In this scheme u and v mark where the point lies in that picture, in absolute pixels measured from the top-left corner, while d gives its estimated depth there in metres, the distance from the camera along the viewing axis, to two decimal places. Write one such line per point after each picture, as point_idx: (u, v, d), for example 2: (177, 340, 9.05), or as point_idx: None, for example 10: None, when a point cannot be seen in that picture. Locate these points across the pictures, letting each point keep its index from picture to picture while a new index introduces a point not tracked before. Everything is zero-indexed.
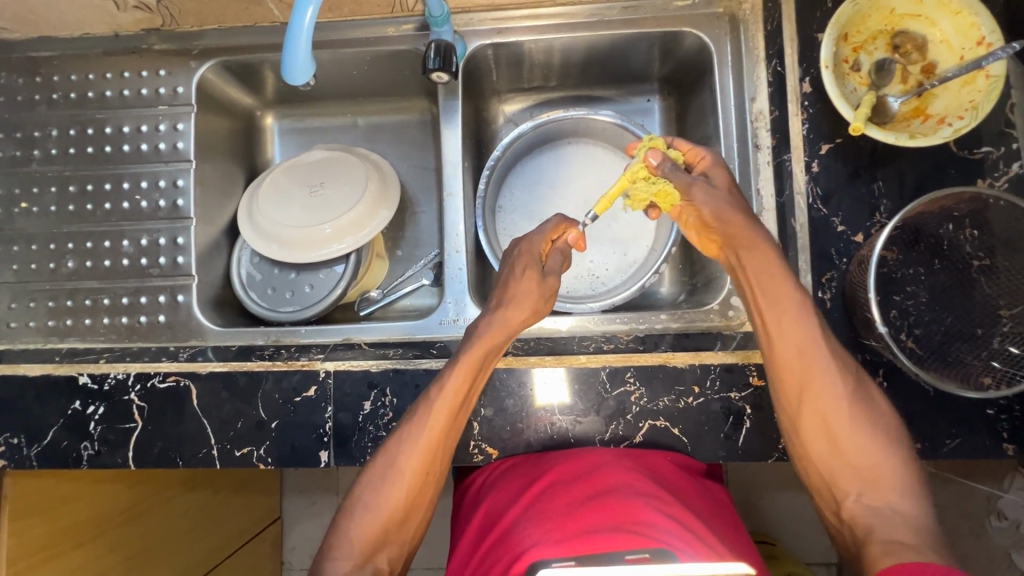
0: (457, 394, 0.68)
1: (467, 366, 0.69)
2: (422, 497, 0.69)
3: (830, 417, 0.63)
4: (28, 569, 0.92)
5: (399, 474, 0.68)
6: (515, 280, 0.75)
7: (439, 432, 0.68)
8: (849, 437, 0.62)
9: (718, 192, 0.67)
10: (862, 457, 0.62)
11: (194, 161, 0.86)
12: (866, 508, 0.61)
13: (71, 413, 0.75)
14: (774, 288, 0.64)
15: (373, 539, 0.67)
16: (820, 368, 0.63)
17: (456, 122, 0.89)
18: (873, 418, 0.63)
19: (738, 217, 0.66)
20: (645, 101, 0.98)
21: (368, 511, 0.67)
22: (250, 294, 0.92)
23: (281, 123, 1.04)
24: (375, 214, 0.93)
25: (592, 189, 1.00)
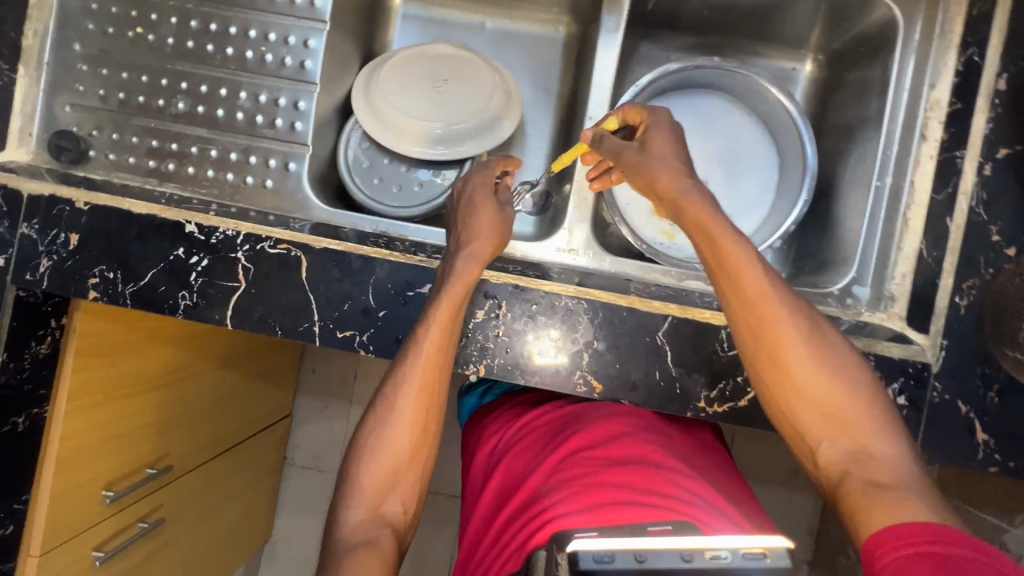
0: (439, 331, 0.67)
1: (449, 301, 0.67)
2: (425, 440, 0.70)
3: (785, 367, 0.58)
4: (86, 408, 0.90)
5: (395, 420, 0.68)
6: (479, 219, 0.73)
7: (424, 377, 0.68)
8: (812, 384, 0.58)
9: (659, 155, 0.67)
10: (836, 404, 0.57)
11: (329, 23, 0.80)
12: (845, 457, 0.56)
13: (172, 259, 0.72)
14: (721, 233, 0.61)
15: (381, 486, 0.67)
16: (775, 316, 0.59)
17: (614, 41, 0.82)
18: (836, 363, 0.59)
19: (667, 180, 0.64)
20: (792, 68, 0.96)
21: (373, 457, 0.67)
22: (353, 179, 0.88)
23: (408, 7, 0.98)
24: (497, 125, 0.89)
25: (718, 146, 0.97)
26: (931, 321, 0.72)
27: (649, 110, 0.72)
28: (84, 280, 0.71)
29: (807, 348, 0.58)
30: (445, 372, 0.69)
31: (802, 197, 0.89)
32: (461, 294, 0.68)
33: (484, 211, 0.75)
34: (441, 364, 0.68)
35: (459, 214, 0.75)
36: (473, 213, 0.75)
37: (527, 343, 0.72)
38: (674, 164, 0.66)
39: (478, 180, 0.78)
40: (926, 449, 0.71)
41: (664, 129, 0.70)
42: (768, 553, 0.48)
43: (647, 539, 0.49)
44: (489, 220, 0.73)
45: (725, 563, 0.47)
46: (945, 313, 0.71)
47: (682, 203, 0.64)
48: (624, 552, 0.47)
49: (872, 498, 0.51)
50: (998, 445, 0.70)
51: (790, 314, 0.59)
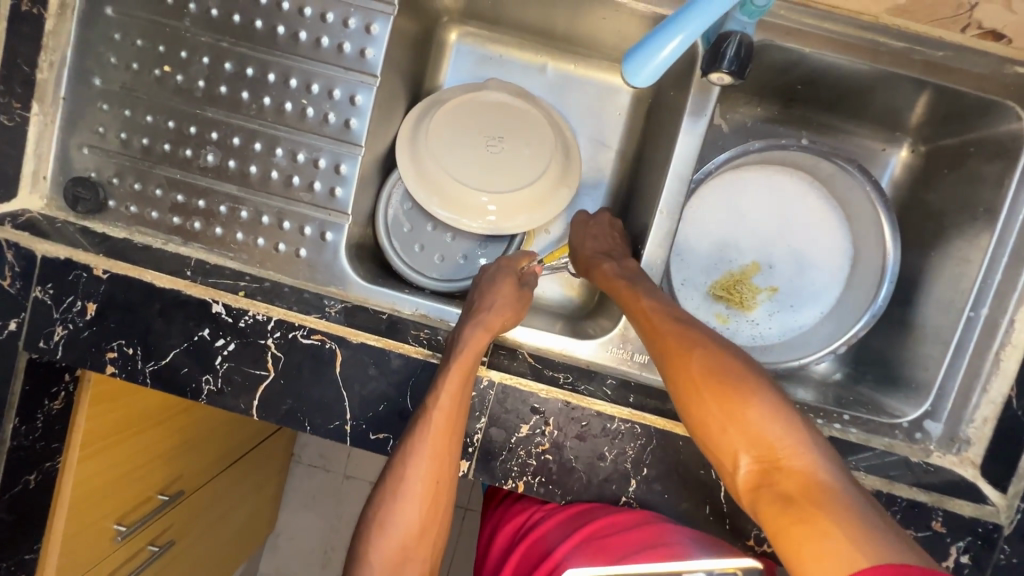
0: (451, 395, 0.62)
1: (459, 369, 0.63)
2: (437, 512, 0.64)
3: (690, 388, 0.56)
4: (100, 452, 0.85)
5: (403, 490, 0.62)
6: (494, 289, 0.70)
7: (435, 448, 0.62)
8: (719, 396, 0.53)
9: (594, 239, 0.78)
10: (743, 417, 0.52)
11: (380, 78, 0.71)
12: (765, 481, 0.49)
13: (197, 340, 0.66)
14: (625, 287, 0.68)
15: (393, 558, 0.62)
16: (690, 342, 0.58)
17: (699, 124, 0.73)
18: (737, 374, 0.54)
19: (585, 253, 0.76)
20: (882, 150, 0.87)
21: (386, 529, 0.62)
22: (392, 242, 0.80)
23: (464, 43, 0.88)
24: (553, 194, 0.81)
25: (788, 231, 0.89)
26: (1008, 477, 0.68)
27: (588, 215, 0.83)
28: (100, 355, 0.66)
29: (710, 363, 0.56)
30: (457, 441, 0.63)
31: (878, 306, 0.81)
32: (472, 364, 0.64)
33: (506, 287, 0.70)
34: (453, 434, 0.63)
35: (478, 290, 0.71)
36: (491, 286, 0.70)
37: (572, 464, 0.67)
38: (598, 242, 0.77)
39: (506, 262, 0.75)
40: None
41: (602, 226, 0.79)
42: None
43: None
44: (514, 297, 0.70)
45: None
46: None
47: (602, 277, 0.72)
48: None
49: (796, 524, 0.45)
50: None
51: (704, 343, 0.58)
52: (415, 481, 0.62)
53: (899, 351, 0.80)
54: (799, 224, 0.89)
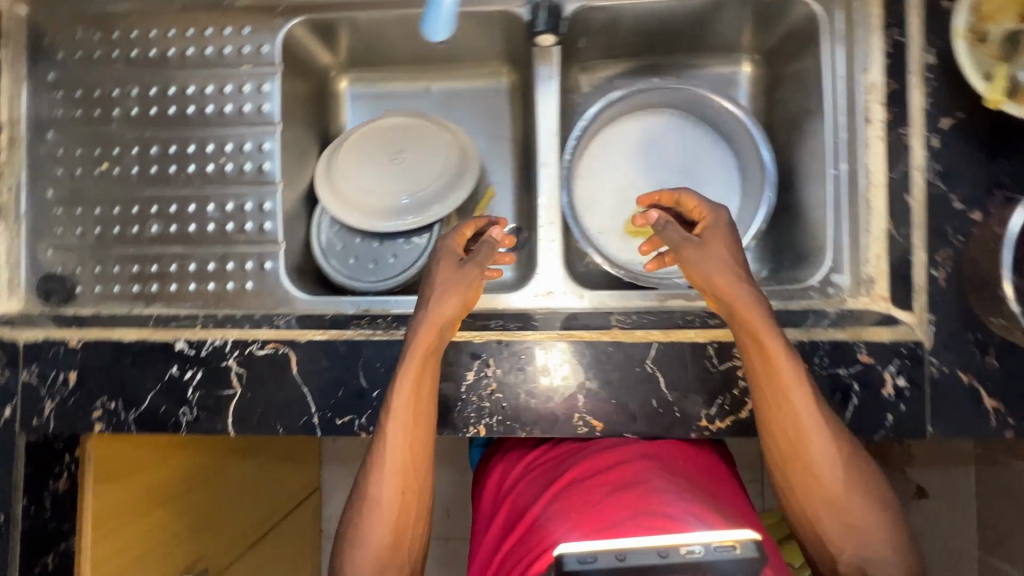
0: (405, 393, 0.67)
1: (414, 366, 0.66)
2: (411, 520, 0.67)
3: (801, 445, 0.64)
4: (113, 530, 0.90)
5: (374, 501, 0.66)
6: (445, 286, 0.68)
7: (404, 453, 0.67)
8: (823, 463, 0.64)
9: (718, 256, 0.66)
10: (832, 486, 0.64)
11: (279, 124, 0.83)
12: (856, 559, 0.63)
13: (168, 378, 0.74)
14: (744, 304, 0.64)
15: (373, 567, 0.65)
16: (795, 387, 0.64)
17: (552, 86, 0.84)
18: (845, 449, 0.65)
19: (724, 281, 0.65)
20: (732, 71, 0.96)
21: (362, 539, 0.65)
22: (329, 261, 0.90)
23: (354, 87, 1.02)
24: (457, 183, 0.91)
25: (676, 162, 0.98)
26: (914, 298, 0.72)
27: (712, 208, 0.71)
28: (88, 415, 0.74)
29: (830, 459, 0.64)
30: (423, 441, 0.68)
31: (766, 197, 0.90)
32: (425, 367, 0.67)
33: (446, 273, 0.70)
34: (414, 437, 0.67)
35: (427, 283, 0.71)
36: (438, 277, 0.70)
37: (521, 396, 0.73)
38: (729, 261, 0.66)
39: (448, 241, 0.73)
40: (936, 424, 0.70)
41: (721, 240, 0.68)
42: (738, 544, 0.51)
43: (629, 541, 0.53)
44: (456, 284, 0.69)
45: (698, 557, 0.50)
46: (924, 289, 0.71)
47: (733, 302, 0.65)
48: (605, 553, 0.51)
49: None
50: (1008, 409, 0.70)
51: (795, 379, 0.64)
52: (383, 488, 0.66)
53: (799, 228, 0.88)
54: (685, 152, 0.98)
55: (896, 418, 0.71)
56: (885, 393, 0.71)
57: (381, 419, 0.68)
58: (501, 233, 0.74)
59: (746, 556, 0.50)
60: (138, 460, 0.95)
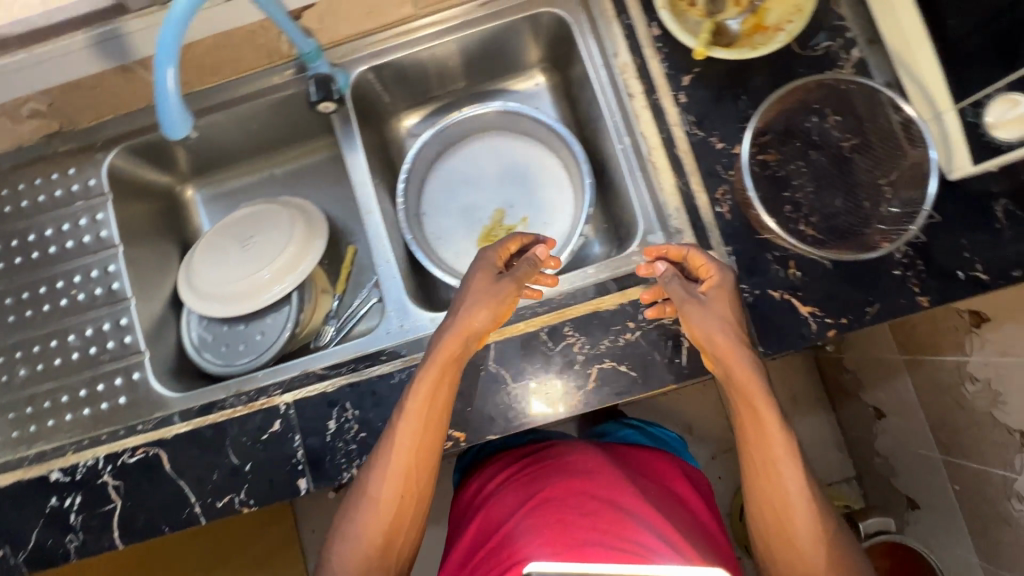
0: (420, 401, 0.69)
1: (432, 375, 0.70)
2: (405, 524, 0.71)
3: (784, 512, 0.66)
4: None
5: (372, 501, 0.69)
6: (473, 295, 0.72)
7: (407, 462, 0.69)
8: (806, 542, 0.65)
9: (714, 315, 0.68)
10: (812, 562, 0.65)
11: (121, 245, 0.89)
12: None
13: (50, 510, 0.76)
14: (745, 372, 0.65)
15: (360, 564, 0.68)
16: (781, 449, 0.66)
17: (358, 144, 0.90)
18: (825, 526, 0.66)
19: (727, 346, 0.66)
20: (532, 84, 1.04)
21: (350, 540, 0.69)
22: (204, 356, 0.94)
23: (202, 193, 1.08)
24: (307, 252, 0.98)
25: (507, 176, 1.06)
26: (710, 237, 0.78)
27: (719, 268, 0.72)
28: None
29: (811, 519, 0.66)
30: (433, 450, 0.71)
31: (586, 181, 0.94)
32: (440, 373, 0.70)
33: (484, 284, 0.73)
34: (417, 447, 0.70)
35: (467, 287, 0.74)
36: (473, 286, 0.73)
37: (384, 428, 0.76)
38: (733, 323, 0.67)
39: (491, 252, 0.77)
40: (767, 344, 0.74)
41: (720, 293, 0.70)
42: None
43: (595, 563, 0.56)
44: (490, 299, 0.72)
45: None
46: (715, 226, 0.77)
47: (732, 366, 0.66)
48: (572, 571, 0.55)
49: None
50: (824, 310, 0.74)
51: (779, 427, 0.66)
52: (386, 492, 0.69)
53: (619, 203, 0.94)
54: (514, 164, 1.06)
55: None
56: None
57: (387, 429, 0.71)
58: (545, 251, 0.76)
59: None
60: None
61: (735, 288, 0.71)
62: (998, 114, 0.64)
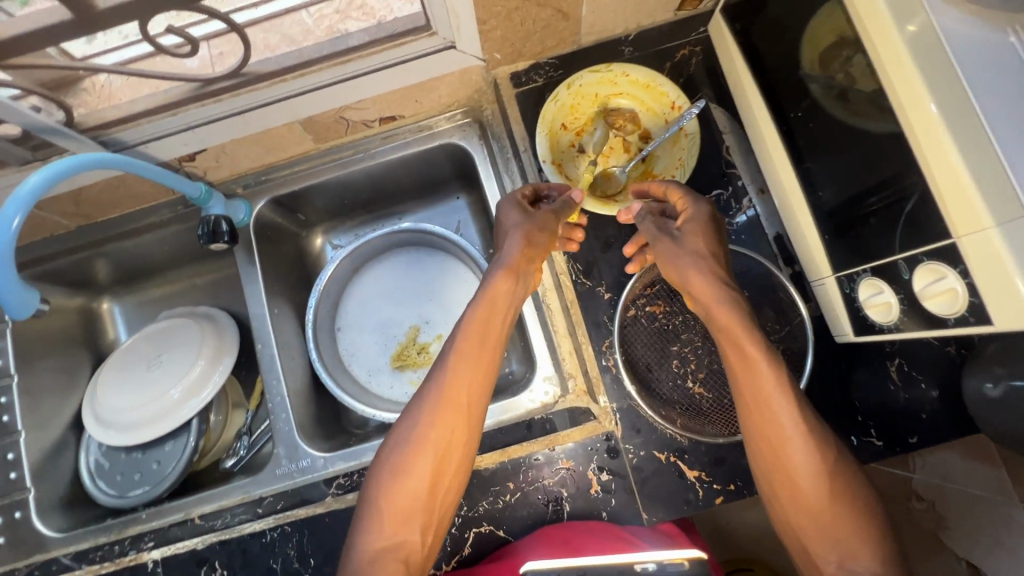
0: (470, 345, 0.68)
1: (479, 316, 0.70)
2: (450, 473, 0.66)
3: (783, 464, 0.60)
4: None
5: (408, 461, 0.64)
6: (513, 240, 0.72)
7: (444, 436, 0.65)
8: (812, 491, 0.60)
9: (691, 254, 0.67)
10: (824, 510, 0.60)
11: (14, 375, 0.89)
12: (846, 574, 0.59)
13: None
14: (721, 310, 0.63)
15: (405, 504, 0.63)
16: (775, 402, 0.60)
17: (257, 277, 0.90)
18: (837, 476, 0.60)
19: (700, 283, 0.66)
20: (451, 202, 1.05)
21: (391, 487, 0.64)
22: (98, 484, 0.92)
23: (120, 304, 1.08)
24: (213, 371, 0.96)
25: (425, 289, 1.05)
26: (597, 390, 0.75)
27: (693, 201, 0.71)
28: None
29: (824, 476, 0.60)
30: (469, 426, 0.67)
31: None
32: (492, 303, 0.71)
33: (521, 215, 0.73)
34: (472, 385, 0.67)
35: (498, 223, 0.75)
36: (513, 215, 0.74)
37: None
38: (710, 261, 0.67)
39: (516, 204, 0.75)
40: (651, 511, 0.71)
41: (699, 226, 0.69)
42: (687, 561, 0.57)
43: (586, 558, 0.61)
44: (531, 225, 0.71)
45: (651, 572, 0.57)
46: (601, 380, 0.75)
47: (711, 305, 0.65)
48: (567, 570, 0.59)
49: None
50: (710, 476, 0.71)
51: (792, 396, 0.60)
52: (432, 434, 0.65)
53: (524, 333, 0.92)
54: (429, 282, 1.05)
55: (611, 514, 0.71)
56: (595, 491, 0.72)
57: (428, 385, 0.67)
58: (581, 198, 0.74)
59: (692, 571, 0.56)
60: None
61: (720, 224, 0.70)
62: (866, 296, 0.61)
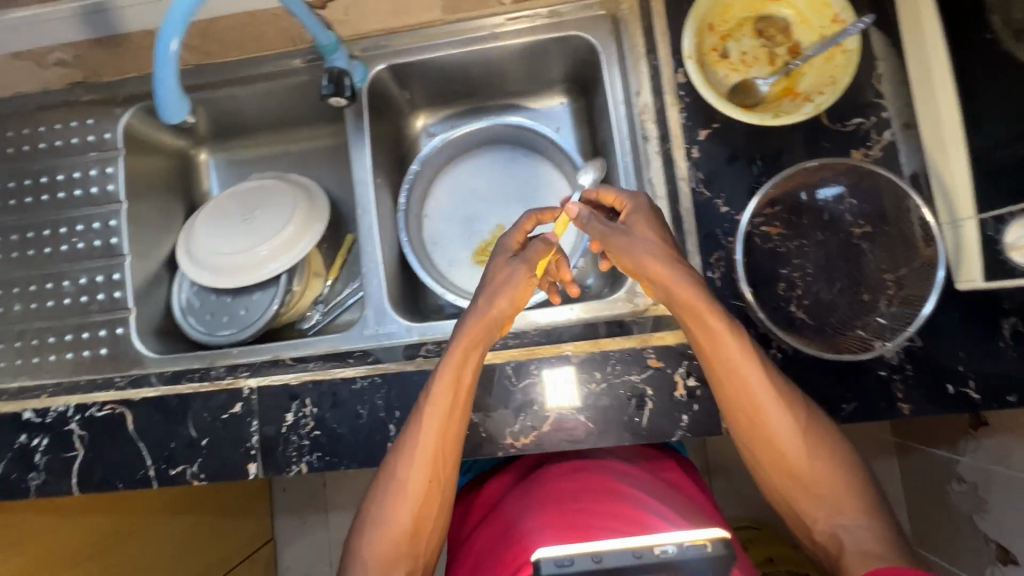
0: (444, 400, 0.70)
1: (449, 374, 0.70)
2: (435, 505, 0.72)
3: (769, 435, 0.66)
4: None
5: (401, 483, 0.70)
6: (501, 289, 0.74)
7: (431, 453, 0.70)
8: (795, 454, 0.66)
9: (639, 236, 0.68)
10: (808, 469, 0.66)
11: (124, 202, 0.91)
12: (833, 523, 0.65)
13: (18, 447, 0.80)
14: (681, 288, 0.64)
15: (389, 550, 0.70)
16: (755, 379, 0.65)
17: (365, 143, 0.90)
18: (818, 440, 0.66)
19: (657, 265, 0.65)
20: (556, 103, 1.02)
21: (380, 526, 0.71)
22: (188, 319, 0.97)
23: (215, 157, 1.10)
24: (304, 234, 0.98)
25: (516, 191, 1.04)
26: None
27: (630, 197, 0.73)
28: None
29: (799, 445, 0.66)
30: (454, 432, 0.71)
31: None
32: (463, 363, 0.71)
33: (501, 272, 0.75)
34: (446, 437, 0.71)
35: (484, 277, 0.76)
36: (491, 276, 0.75)
37: (338, 431, 0.77)
38: (659, 243, 0.67)
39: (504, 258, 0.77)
40: None
41: (642, 219, 0.70)
42: (710, 543, 0.52)
43: (605, 544, 0.53)
44: (507, 285, 0.74)
45: (671, 556, 0.50)
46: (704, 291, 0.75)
47: (671, 286, 0.65)
48: (583, 555, 0.51)
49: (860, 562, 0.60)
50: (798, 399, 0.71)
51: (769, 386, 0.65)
52: (412, 479, 0.70)
53: None
54: (520, 183, 1.04)
55: (692, 418, 0.73)
56: (678, 394, 0.73)
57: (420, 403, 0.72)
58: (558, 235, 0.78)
59: (717, 554, 0.51)
60: (31, 523, 1.00)
61: (654, 211, 0.71)
62: (1017, 236, 0.60)
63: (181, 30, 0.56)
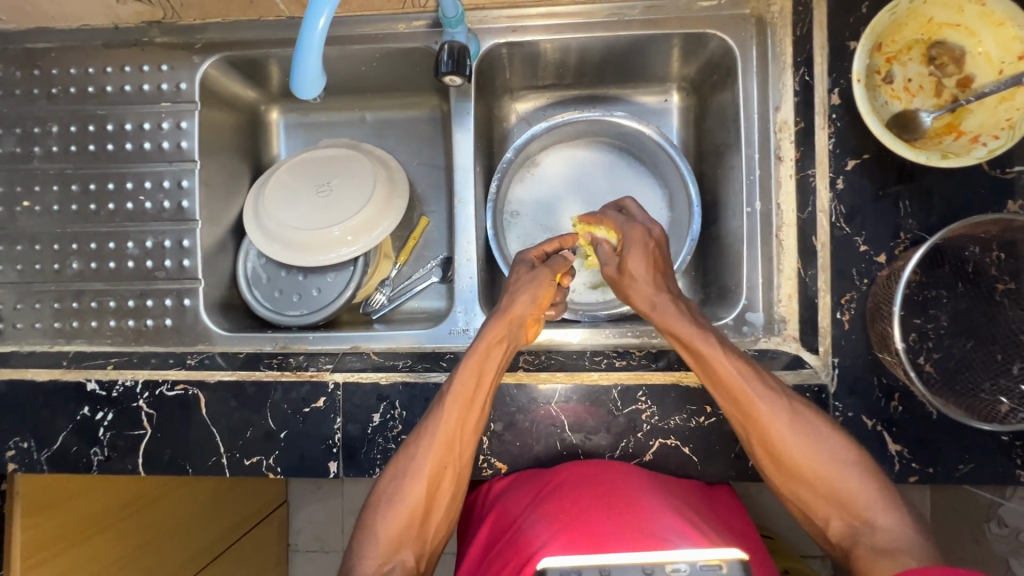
0: (465, 393, 0.66)
1: (474, 365, 0.68)
2: (444, 494, 0.66)
3: (779, 451, 0.63)
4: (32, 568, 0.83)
5: (413, 471, 0.65)
6: (528, 287, 0.73)
7: (448, 441, 0.65)
8: (806, 460, 0.62)
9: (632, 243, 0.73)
10: (835, 490, 0.62)
11: (198, 161, 0.85)
12: (844, 522, 0.61)
13: (80, 419, 0.75)
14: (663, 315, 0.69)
15: (399, 533, 0.63)
16: (778, 426, 0.63)
17: (469, 125, 0.85)
18: (834, 451, 0.63)
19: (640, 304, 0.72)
20: (662, 100, 0.94)
21: (390, 508, 0.64)
22: (254, 292, 0.91)
23: (287, 117, 0.99)
24: (383, 216, 0.90)
25: (612, 191, 0.94)
26: (820, 340, 0.72)
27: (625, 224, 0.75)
28: (1, 455, 0.74)
29: (811, 449, 0.63)
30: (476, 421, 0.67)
31: (692, 236, 0.86)
32: (488, 354, 0.68)
33: (522, 276, 0.75)
34: (465, 424, 0.66)
35: (506, 284, 0.76)
36: (513, 280, 0.75)
37: None
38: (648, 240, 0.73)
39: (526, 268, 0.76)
40: None
41: (641, 246, 0.72)
42: (724, 565, 0.51)
43: (614, 556, 0.55)
44: (530, 285, 0.73)
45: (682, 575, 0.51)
46: (829, 332, 0.71)
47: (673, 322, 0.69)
48: (589, 567, 0.53)
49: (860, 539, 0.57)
50: (912, 454, 0.69)
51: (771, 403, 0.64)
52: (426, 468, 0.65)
53: (721, 262, 0.86)
54: (622, 184, 0.94)
55: None
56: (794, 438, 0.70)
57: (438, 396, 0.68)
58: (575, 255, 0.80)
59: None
60: (73, 484, 0.90)
61: (656, 240, 0.74)
62: None
63: (333, 4, 0.52)
